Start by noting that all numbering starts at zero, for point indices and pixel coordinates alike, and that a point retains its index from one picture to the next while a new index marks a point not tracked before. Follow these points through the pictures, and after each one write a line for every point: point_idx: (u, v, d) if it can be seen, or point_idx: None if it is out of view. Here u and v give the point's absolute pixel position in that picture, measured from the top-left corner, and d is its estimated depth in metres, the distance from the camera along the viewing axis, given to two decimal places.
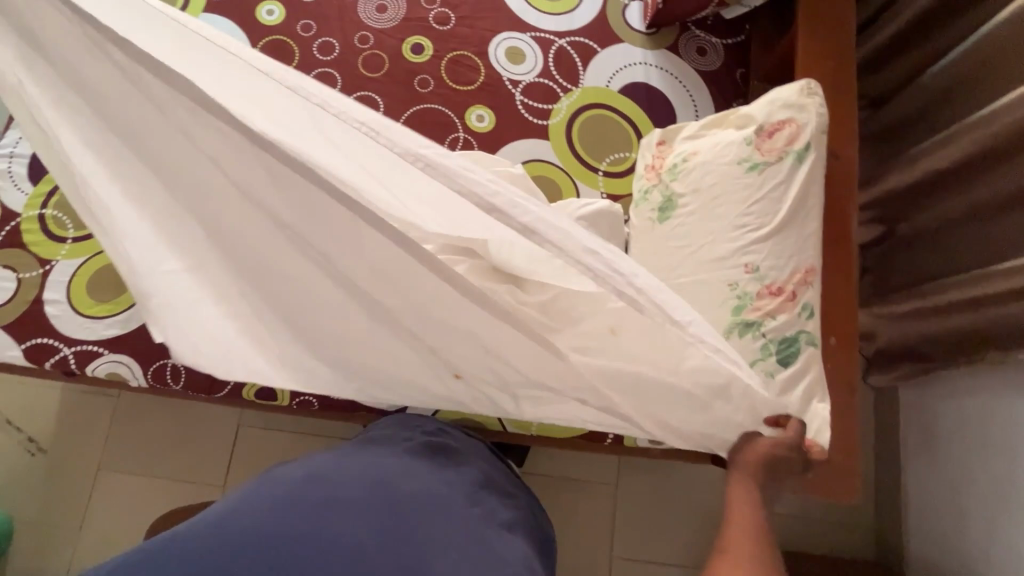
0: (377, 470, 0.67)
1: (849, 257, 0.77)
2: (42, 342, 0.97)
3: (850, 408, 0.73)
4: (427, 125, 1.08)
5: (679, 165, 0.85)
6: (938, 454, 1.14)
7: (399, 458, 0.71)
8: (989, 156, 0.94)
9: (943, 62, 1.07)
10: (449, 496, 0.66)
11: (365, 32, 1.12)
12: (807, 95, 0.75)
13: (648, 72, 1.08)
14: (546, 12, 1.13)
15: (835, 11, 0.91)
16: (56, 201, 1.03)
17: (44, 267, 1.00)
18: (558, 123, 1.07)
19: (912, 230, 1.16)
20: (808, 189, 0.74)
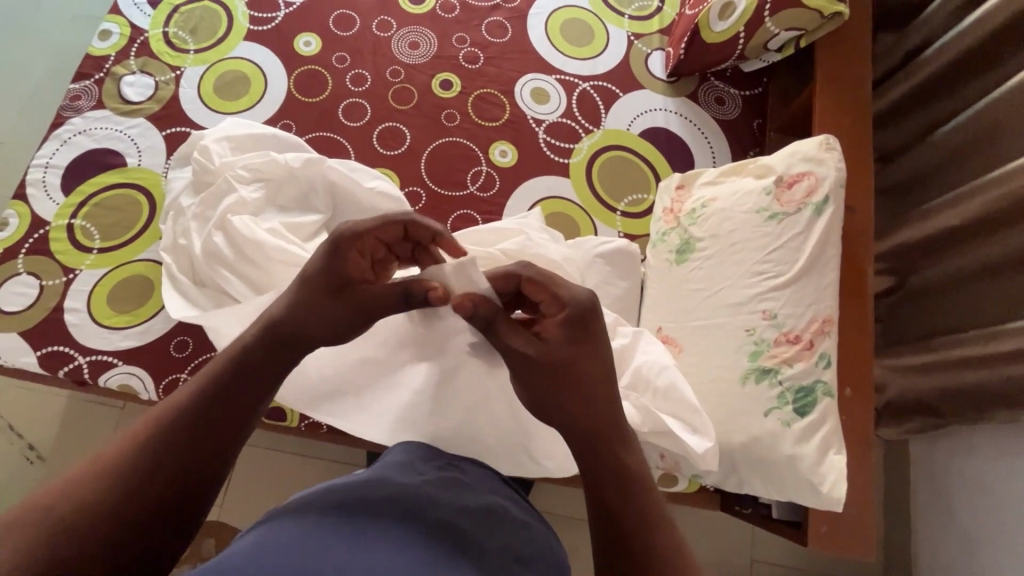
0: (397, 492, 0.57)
1: (864, 307, 0.78)
2: (58, 350, 0.97)
3: (864, 461, 0.72)
4: (451, 157, 1.11)
5: (698, 211, 0.87)
6: (952, 513, 1.11)
7: (416, 478, 0.61)
8: (1001, 215, 0.96)
9: (956, 122, 1.10)
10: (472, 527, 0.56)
11: (397, 66, 1.17)
12: (827, 150, 0.78)
13: (667, 118, 1.12)
14: (571, 56, 1.18)
15: (853, 70, 0.94)
16: (86, 212, 1.05)
17: (68, 275, 1.01)
18: (578, 163, 1.10)
19: (923, 283, 1.17)
20: (827, 239, 0.74)
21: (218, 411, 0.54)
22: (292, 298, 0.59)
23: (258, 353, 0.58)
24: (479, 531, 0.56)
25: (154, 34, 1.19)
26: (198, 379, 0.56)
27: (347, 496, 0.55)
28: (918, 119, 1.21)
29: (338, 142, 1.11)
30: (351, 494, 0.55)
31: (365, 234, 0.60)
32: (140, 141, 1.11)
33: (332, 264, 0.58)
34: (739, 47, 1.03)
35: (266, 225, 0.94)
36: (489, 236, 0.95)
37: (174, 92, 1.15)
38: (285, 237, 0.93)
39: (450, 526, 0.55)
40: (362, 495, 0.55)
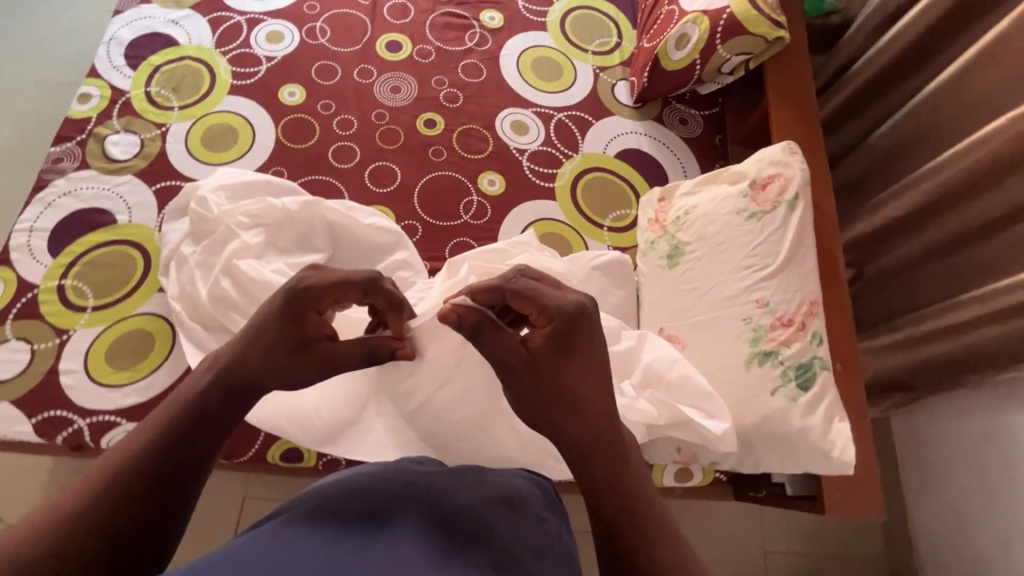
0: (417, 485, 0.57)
1: (840, 291, 0.86)
2: (55, 415, 0.94)
3: (864, 429, 0.79)
4: (442, 189, 1.16)
5: (682, 218, 0.95)
6: (937, 479, 1.19)
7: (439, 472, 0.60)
8: (940, 201, 1.08)
9: (889, 125, 1.24)
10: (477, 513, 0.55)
11: (381, 109, 1.23)
12: (790, 154, 0.87)
13: (639, 139, 1.22)
14: (544, 90, 1.27)
15: (797, 85, 1.06)
16: (76, 272, 1.04)
17: (61, 337, 0.99)
18: (562, 185, 1.17)
19: (878, 271, 1.29)
20: (803, 231, 0.83)
21: (183, 446, 0.56)
22: (247, 341, 0.62)
23: (211, 397, 0.59)
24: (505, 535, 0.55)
25: (135, 94, 1.21)
26: (151, 425, 0.57)
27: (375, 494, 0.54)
28: (854, 126, 1.36)
29: (331, 184, 1.15)
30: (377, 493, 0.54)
31: (323, 294, 0.62)
32: (129, 198, 1.11)
33: (289, 322, 0.62)
34: (697, 72, 1.15)
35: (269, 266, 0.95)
36: (494, 257, 1.01)
37: (161, 148, 1.16)
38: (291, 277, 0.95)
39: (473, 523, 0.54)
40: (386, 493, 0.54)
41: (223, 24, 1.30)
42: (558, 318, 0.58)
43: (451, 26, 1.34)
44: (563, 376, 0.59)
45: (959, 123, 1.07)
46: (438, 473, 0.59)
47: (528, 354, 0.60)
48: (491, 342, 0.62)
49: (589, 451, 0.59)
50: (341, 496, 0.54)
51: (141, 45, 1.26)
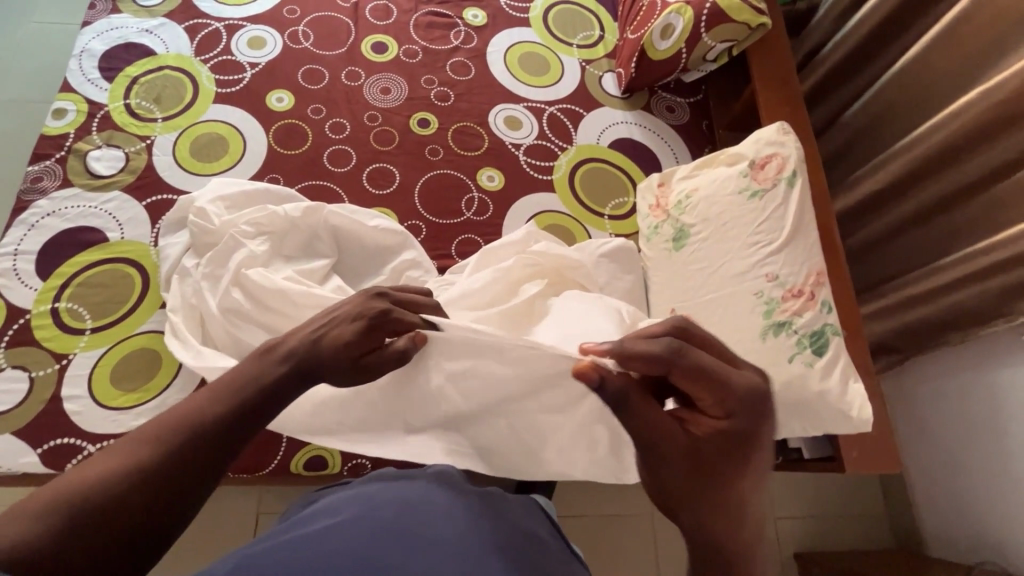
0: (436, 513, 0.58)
1: (839, 261, 0.91)
2: (63, 442, 0.90)
3: (874, 389, 0.84)
4: (443, 188, 1.16)
5: (684, 201, 0.98)
6: (928, 435, 1.27)
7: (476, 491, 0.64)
8: (916, 173, 1.15)
9: (861, 103, 1.31)
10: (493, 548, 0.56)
11: (373, 111, 1.22)
12: (784, 133, 0.92)
13: (630, 129, 1.25)
14: (533, 85, 1.29)
15: (780, 69, 1.11)
16: (70, 293, 1.00)
17: (61, 361, 0.95)
18: (560, 177, 1.19)
19: (860, 243, 1.35)
20: (803, 206, 0.87)
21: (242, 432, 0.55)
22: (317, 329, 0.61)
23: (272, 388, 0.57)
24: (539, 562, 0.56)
25: (115, 107, 1.17)
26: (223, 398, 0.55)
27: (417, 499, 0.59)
28: (827, 106, 1.43)
29: (330, 188, 1.14)
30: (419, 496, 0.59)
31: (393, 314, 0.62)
32: (119, 215, 1.07)
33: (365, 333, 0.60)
34: (682, 60, 1.19)
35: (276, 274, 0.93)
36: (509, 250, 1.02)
37: (148, 161, 1.12)
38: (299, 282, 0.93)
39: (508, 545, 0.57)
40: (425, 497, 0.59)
41: (200, 31, 1.27)
42: (738, 409, 0.52)
43: (435, 25, 1.34)
44: (724, 475, 0.52)
45: (927, 98, 1.14)
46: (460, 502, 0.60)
47: (688, 437, 0.53)
48: (637, 412, 0.55)
49: (736, 565, 0.50)
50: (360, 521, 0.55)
51: (115, 56, 1.22)
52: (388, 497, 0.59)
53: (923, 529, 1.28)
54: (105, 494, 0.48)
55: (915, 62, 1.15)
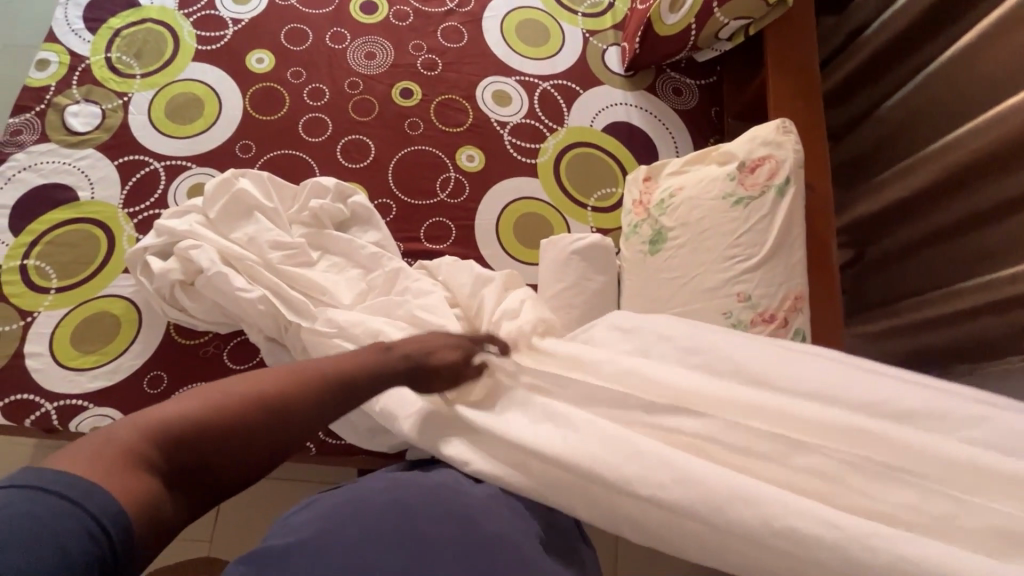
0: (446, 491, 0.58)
1: (830, 281, 0.82)
2: (21, 399, 0.92)
3: None
4: (420, 165, 1.10)
5: (667, 200, 0.88)
6: None
7: (469, 480, 0.60)
8: (947, 184, 1.01)
9: (898, 98, 1.15)
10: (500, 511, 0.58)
11: (355, 77, 1.16)
12: (783, 133, 0.81)
13: (628, 112, 1.14)
14: (529, 57, 1.18)
15: (798, 53, 0.98)
16: (40, 251, 1.01)
17: (26, 319, 0.96)
18: (545, 161, 1.11)
19: (881, 252, 1.21)
20: (792, 219, 0.78)
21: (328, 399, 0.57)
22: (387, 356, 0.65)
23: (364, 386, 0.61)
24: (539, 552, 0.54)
25: (95, 61, 1.14)
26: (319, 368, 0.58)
27: (401, 501, 0.55)
28: (862, 98, 1.26)
29: (302, 159, 1.09)
30: (408, 500, 0.55)
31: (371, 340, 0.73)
32: (91, 173, 1.06)
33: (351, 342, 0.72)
34: (692, 37, 1.07)
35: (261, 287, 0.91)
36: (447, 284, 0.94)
37: (123, 120, 1.10)
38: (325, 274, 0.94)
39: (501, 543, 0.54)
40: (407, 499, 0.55)
41: None
42: None
43: None
44: None
45: (968, 99, 0.99)
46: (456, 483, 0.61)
47: None
48: None
49: None
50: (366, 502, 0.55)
51: (100, 7, 1.19)
52: (375, 499, 0.56)
53: None
54: (212, 425, 0.49)
55: (960, 56, 0.99)
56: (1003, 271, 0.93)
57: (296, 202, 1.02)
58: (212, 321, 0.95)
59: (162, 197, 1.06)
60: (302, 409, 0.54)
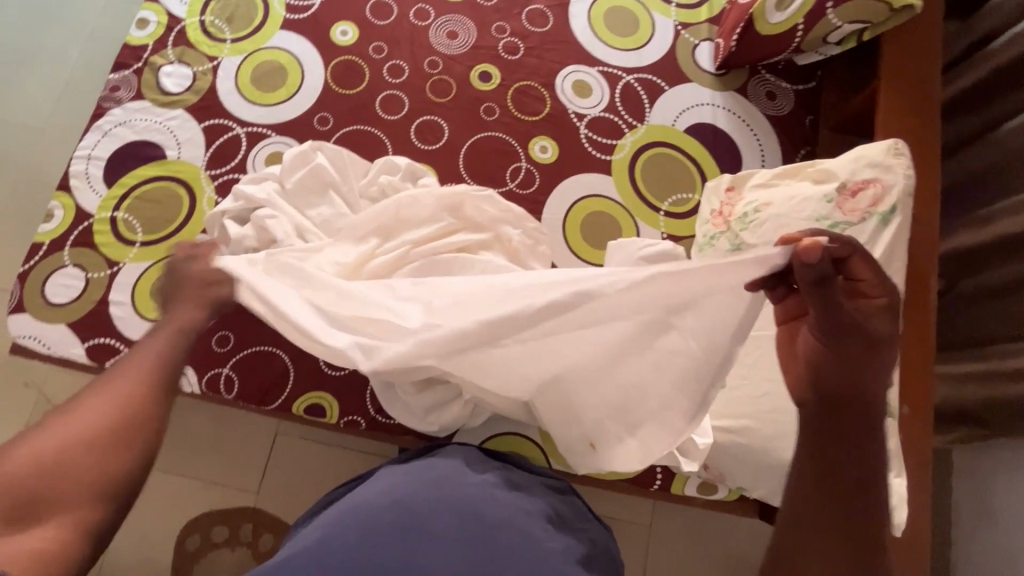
0: (442, 487, 0.71)
1: (926, 321, 0.76)
2: (104, 342, 0.98)
3: (918, 483, 0.72)
4: (491, 152, 1.08)
5: (750, 215, 0.83)
6: (996, 534, 1.08)
7: (471, 478, 0.73)
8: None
9: (1017, 122, 1.04)
10: (490, 495, 0.71)
11: (435, 57, 1.14)
12: (894, 156, 0.74)
13: (715, 113, 1.08)
14: (615, 47, 1.13)
15: (914, 64, 0.90)
16: (128, 205, 1.06)
17: (112, 268, 1.02)
18: (621, 159, 1.06)
19: (974, 289, 1.11)
20: (892, 252, 0.72)
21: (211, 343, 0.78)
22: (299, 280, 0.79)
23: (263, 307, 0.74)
24: (534, 531, 0.67)
25: (190, 23, 1.18)
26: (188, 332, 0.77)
27: (411, 502, 0.68)
28: (977, 117, 1.14)
29: (376, 136, 1.10)
30: (413, 500, 0.68)
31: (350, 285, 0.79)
32: (179, 133, 1.10)
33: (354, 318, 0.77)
34: (796, 39, 0.99)
35: None
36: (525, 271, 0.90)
37: (211, 83, 1.14)
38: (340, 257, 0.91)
39: (503, 531, 0.67)
40: (412, 497, 0.69)
41: None
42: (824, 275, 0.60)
43: None
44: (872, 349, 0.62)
45: None
46: (448, 475, 0.73)
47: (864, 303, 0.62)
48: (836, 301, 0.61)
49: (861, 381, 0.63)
50: (379, 503, 0.68)
51: None
52: (388, 499, 0.69)
53: None
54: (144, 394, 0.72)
55: None
56: None
57: (365, 178, 1.02)
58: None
59: (242, 162, 1.09)
60: (161, 396, 0.73)
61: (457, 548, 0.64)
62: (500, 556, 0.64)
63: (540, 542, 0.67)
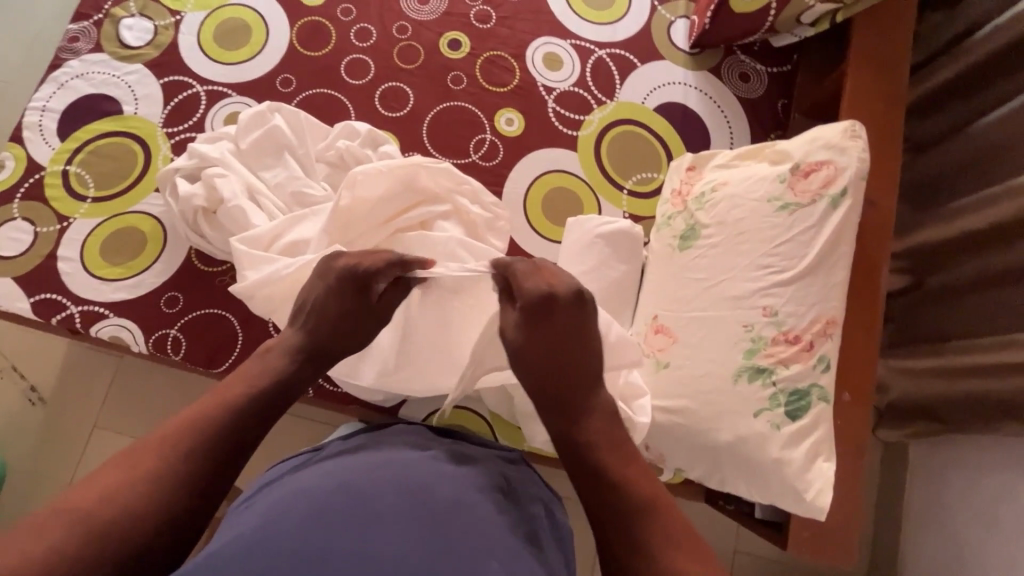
0: (391, 467, 0.57)
1: (873, 308, 0.75)
2: (50, 298, 0.96)
3: (855, 471, 0.71)
4: (456, 123, 1.06)
5: (707, 195, 0.81)
6: (949, 530, 1.08)
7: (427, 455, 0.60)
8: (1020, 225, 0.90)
9: (992, 117, 1.01)
10: (444, 470, 0.58)
11: (404, 22, 1.11)
12: (850, 138, 0.73)
13: (686, 93, 1.06)
14: (589, 20, 1.10)
15: (884, 50, 0.88)
16: (81, 159, 1.04)
17: (62, 223, 1.00)
18: (587, 135, 1.04)
19: (942, 285, 1.10)
20: (840, 236, 0.71)
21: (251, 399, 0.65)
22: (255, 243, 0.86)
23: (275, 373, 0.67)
24: (487, 509, 0.55)
25: None
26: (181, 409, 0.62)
27: (354, 484, 0.54)
28: (951, 112, 1.12)
29: (338, 101, 1.07)
30: (358, 482, 0.54)
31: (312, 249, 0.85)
32: (137, 88, 1.07)
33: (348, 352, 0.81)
34: (770, 18, 0.96)
35: (259, 216, 0.91)
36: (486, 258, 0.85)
37: (173, 38, 1.10)
38: (307, 229, 0.89)
39: (457, 513, 0.53)
40: (353, 478, 0.54)
41: None
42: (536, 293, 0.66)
43: None
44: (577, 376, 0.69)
45: None
46: (395, 454, 0.59)
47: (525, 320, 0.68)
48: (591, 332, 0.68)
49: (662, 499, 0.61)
50: (309, 493, 0.53)
51: None
52: (324, 483, 0.54)
53: None
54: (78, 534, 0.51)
55: None
56: None
57: (324, 141, 1.00)
58: (228, 253, 0.95)
59: (200, 121, 1.06)
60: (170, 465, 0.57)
61: (417, 532, 0.50)
62: (458, 545, 0.50)
63: (493, 520, 0.54)
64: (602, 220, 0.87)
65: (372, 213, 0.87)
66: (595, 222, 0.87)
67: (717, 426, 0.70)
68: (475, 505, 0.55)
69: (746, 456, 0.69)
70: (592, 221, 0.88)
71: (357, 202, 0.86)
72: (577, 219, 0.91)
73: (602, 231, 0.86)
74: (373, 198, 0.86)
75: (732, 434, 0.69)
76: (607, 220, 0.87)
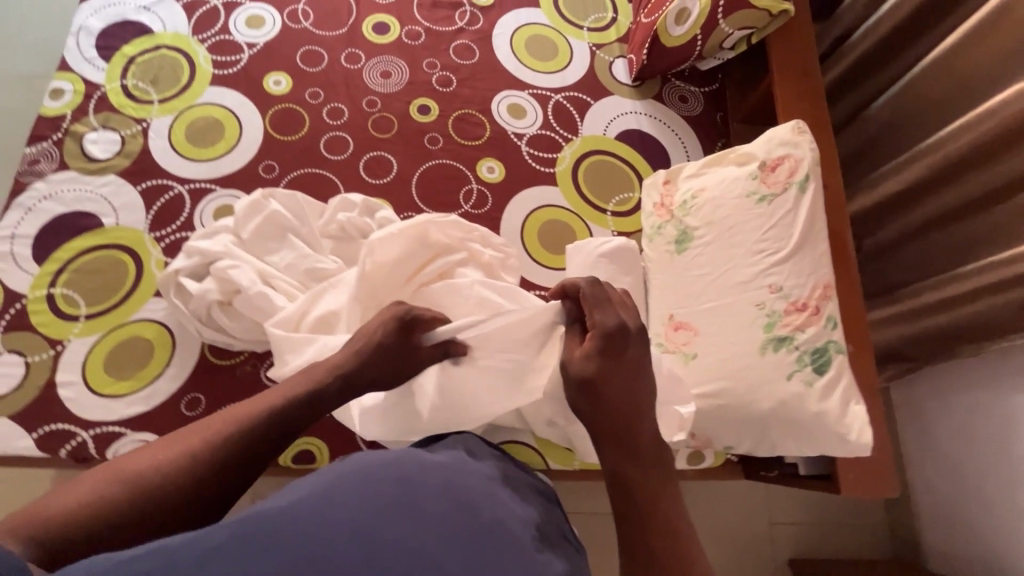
0: (451, 475, 0.57)
1: (849, 271, 0.87)
2: (57, 428, 0.91)
3: (876, 410, 0.81)
4: (441, 179, 1.12)
5: (689, 202, 0.92)
6: (941, 452, 1.22)
7: (478, 470, 0.61)
8: (930, 179, 1.08)
9: (884, 99, 1.22)
10: (491, 489, 0.58)
11: (372, 96, 1.18)
12: (799, 134, 0.87)
13: (639, 120, 1.19)
14: (540, 71, 1.23)
15: (797, 59, 1.05)
16: (65, 279, 1.00)
17: (56, 347, 0.96)
18: (563, 170, 1.14)
19: (878, 243, 1.27)
20: (814, 214, 0.83)
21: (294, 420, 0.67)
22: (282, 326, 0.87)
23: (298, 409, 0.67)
24: (527, 538, 0.54)
25: (111, 88, 1.15)
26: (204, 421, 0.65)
27: (411, 478, 0.54)
28: (849, 101, 1.33)
29: (325, 177, 1.11)
30: (418, 479, 0.54)
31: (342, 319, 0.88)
32: (114, 198, 1.06)
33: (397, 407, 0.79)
34: (698, 47, 1.12)
35: (277, 300, 0.92)
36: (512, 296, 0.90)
37: (143, 145, 1.11)
38: (331, 301, 0.91)
39: (500, 535, 0.52)
40: (416, 474, 0.54)
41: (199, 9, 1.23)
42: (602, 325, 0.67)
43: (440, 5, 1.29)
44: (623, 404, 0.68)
45: (954, 103, 1.06)
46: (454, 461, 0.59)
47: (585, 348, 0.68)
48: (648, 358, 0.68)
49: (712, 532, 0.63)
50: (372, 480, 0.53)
51: (112, 34, 1.19)
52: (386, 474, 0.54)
53: (923, 537, 1.27)
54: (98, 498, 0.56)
55: (931, 67, 1.08)
56: (989, 257, 1.01)
57: (322, 217, 1.03)
58: (247, 341, 0.95)
59: (188, 219, 1.06)
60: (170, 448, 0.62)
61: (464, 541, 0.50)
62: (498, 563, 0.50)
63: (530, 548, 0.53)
64: (603, 240, 0.95)
65: (392, 274, 0.91)
66: (597, 244, 0.95)
67: (758, 397, 0.79)
68: (515, 529, 0.54)
69: (788, 418, 0.77)
70: (593, 244, 0.95)
71: (377, 266, 0.89)
72: (577, 244, 0.99)
73: (605, 250, 0.94)
74: (392, 259, 0.90)
75: (773, 399, 0.77)
76: (608, 240, 0.95)
